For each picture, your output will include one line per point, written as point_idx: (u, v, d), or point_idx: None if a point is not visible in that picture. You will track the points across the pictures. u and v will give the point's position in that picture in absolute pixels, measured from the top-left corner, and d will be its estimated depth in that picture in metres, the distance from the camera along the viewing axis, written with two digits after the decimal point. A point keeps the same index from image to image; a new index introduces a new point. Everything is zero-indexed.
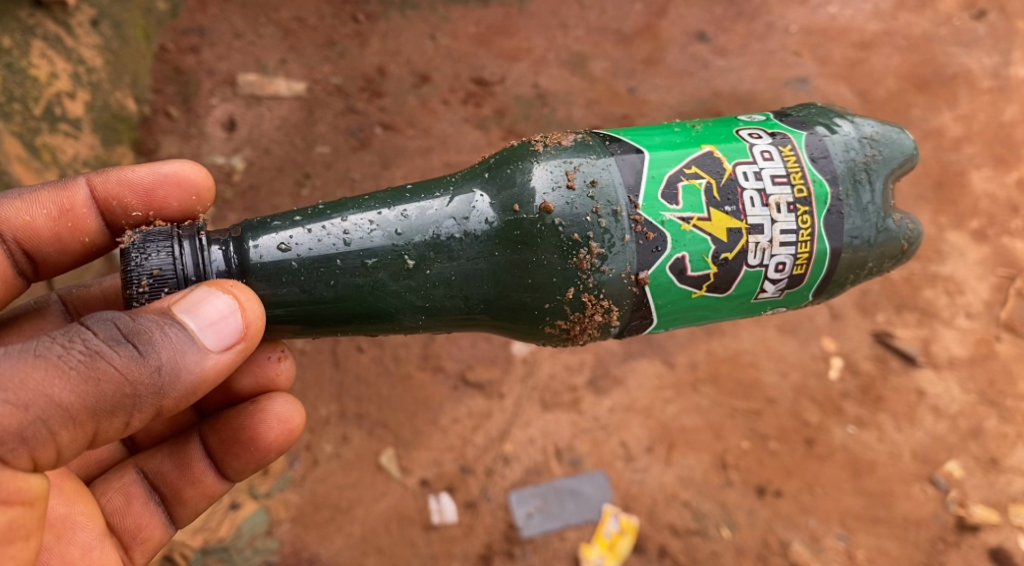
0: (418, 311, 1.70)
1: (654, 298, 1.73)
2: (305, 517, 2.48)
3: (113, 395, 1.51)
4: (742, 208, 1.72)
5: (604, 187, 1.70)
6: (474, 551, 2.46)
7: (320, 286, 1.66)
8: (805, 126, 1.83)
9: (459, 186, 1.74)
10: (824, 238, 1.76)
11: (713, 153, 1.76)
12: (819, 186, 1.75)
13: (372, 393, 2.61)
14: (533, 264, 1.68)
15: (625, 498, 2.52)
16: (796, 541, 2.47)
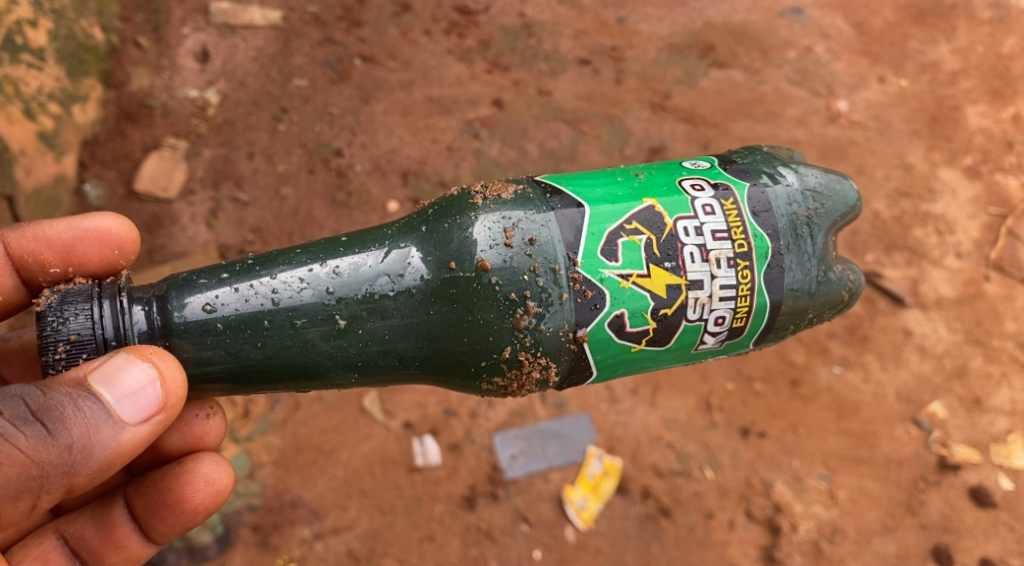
0: (348, 370, 1.59)
1: (593, 354, 1.62)
2: (288, 460, 2.47)
3: (17, 478, 1.42)
4: (684, 264, 1.61)
5: (543, 245, 1.59)
6: (457, 493, 2.45)
7: (247, 346, 1.55)
8: (747, 176, 1.71)
9: (394, 240, 1.62)
10: (764, 292, 1.65)
11: (659, 210, 1.63)
12: (759, 241, 1.64)
13: None
14: (469, 322, 1.57)
15: (609, 439, 2.51)
16: (779, 482, 2.47)
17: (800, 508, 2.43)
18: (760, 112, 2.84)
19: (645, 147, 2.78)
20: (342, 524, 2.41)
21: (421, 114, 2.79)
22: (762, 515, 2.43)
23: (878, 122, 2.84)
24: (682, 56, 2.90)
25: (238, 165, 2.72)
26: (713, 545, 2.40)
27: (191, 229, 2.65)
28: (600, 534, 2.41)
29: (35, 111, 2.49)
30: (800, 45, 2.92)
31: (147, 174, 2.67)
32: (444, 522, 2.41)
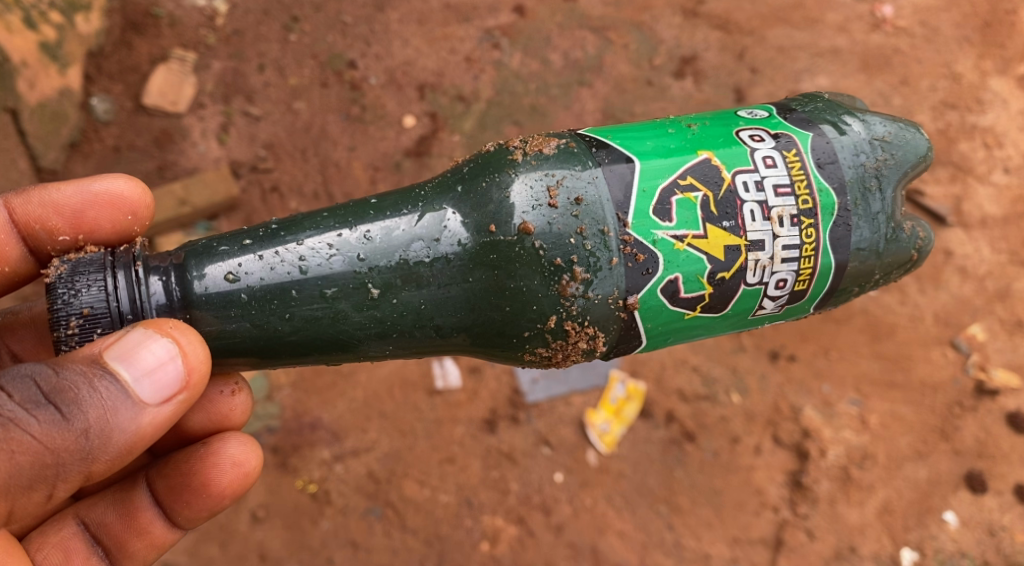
0: (383, 341, 1.48)
1: (644, 323, 1.51)
2: (306, 383, 2.41)
3: (31, 465, 1.35)
4: (744, 224, 1.49)
5: (590, 205, 1.47)
6: (478, 416, 2.38)
7: (273, 319, 1.44)
8: (810, 125, 1.59)
9: (429, 201, 1.50)
10: (829, 251, 1.53)
11: (717, 165, 1.51)
12: (825, 196, 1.52)
13: None
14: (511, 290, 1.46)
15: (633, 362, 2.43)
16: (807, 406, 2.39)
17: (829, 433, 2.35)
18: (800, 18, 2.67)
19: (676, 57, 2.64)
20: (363, 447, 2.35)
21: (438, 22, 2.63)
22: (789, 440, 2.36)
23: (926, 27, 2.66)
24: None
25: (250, 79, 2.58)
26: (739, 469, 2.33)
27: (202, 145, 2.53)
28: (623, 458, 2.35)
29: (36, 21, 2.34)
30: None
31: (155, 88, 2.52)
32: (464, 445, 2.35)
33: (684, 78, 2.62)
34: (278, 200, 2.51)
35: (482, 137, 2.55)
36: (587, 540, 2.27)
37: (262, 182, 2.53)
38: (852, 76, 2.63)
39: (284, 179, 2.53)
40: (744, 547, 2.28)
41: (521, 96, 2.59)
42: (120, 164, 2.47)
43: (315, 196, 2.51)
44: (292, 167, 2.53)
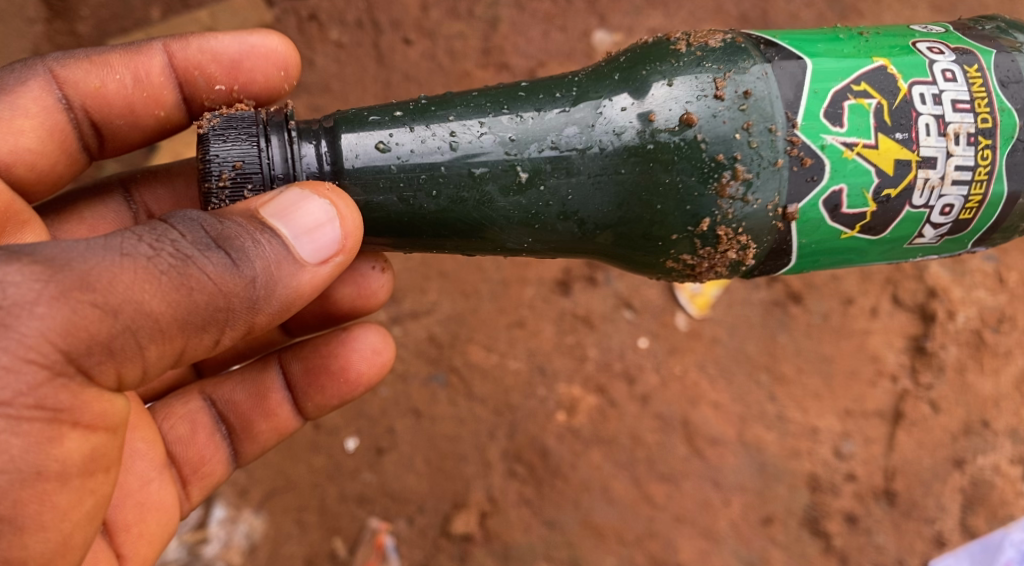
0: (523, 233, 1.18)
1: (799, 238, 1.21)
2: None
3: (204, 309, 1.08)
4: (926, 136, 1.18)
5: (759, 100, 1.16)
6: (550, 275, 2.06)
7: (422, 195, 1.16)
8: (994, 42, 1.25)
9: (582, 88, 1.19)
10: (1003, 178, 1.22)
11: (893, 72, 1.19)
12: (1006, 116, 1.20)
13: (424, 96, 2.12)
14: (664, 186, 1.16)
15: None
16: (935, 262, 2.05)
17: (959, 293, 2.02)
18: None
19: None
20: (422, 308, 2.07)
21: None
22: (911, 302, 2.03)
23: None
24: None
25: None
26: (852, 334, 2.02)
27: None
28: (717, 322, 2.03)
29: None
30: None
31: None
32: (535, 307, 2.05)
33: None
34: (317, 31, 2.18)
35: None
36: (676, 411, 1.96)
37: (299, 10, 2.18)
38: None
39: (323, 7, 2.18)
40: (858, 421, 1.97)
41: None
42: None
43: (359, 25, 2.17)
44: None
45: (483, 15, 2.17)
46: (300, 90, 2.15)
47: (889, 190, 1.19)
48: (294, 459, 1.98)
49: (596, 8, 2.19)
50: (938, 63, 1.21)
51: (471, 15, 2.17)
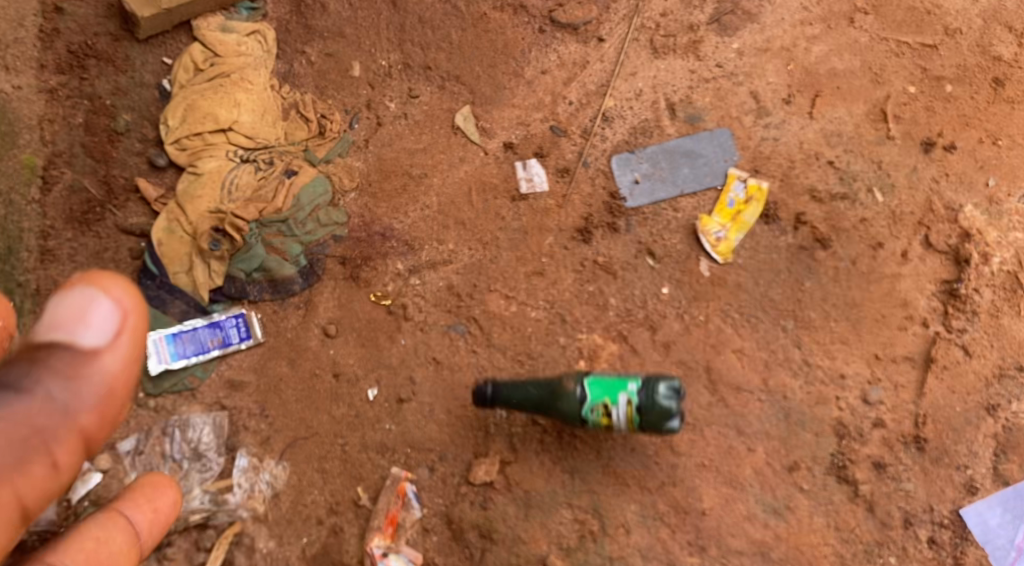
0: (536, 412, 1.82)
1: (591, 424, 1.77)
2: (373, 187, 2.05)
3: (12, 452, 1.18)
4: (617, 426, 1.77)
5: (586, 403, 1.74)
6: (571, 222, 2.02)
7: (524, 406, 1.83)
8: (642, 386, 1.74)
9: (540, 403, 1.80)
10: (631, 422, 1.75)
11: (581, 374, 1.79)
12: (636, 417, 1.74)
13: (441, 40, 2.12)
14: (553, 408, 1.79)
15: (755, 158, 2.04)
16: (969, 204, 1.99)
17: (995, 236, 1.96)
18: None
19: None
20: (440, 258, 2.00)
21: None
22: (944, 245, 1.97)
23: None
24: None
25: None
26: (881, 278, 1.96)
27: None
28: (742, 268, 1.97)
29: None
30: None
31: None
32: (555, 256, 1.99)
33: None
34: None
35: None
36: (699, 358, 1.92)
37: None
38: None
39: None
40: (887, 366, 1.92)
41: None
42: None
43: None
44: None
45: None
46: (313, 36, 2.11)
47: (598, 377, 1.77)
48: (315, 410, 1.93)
49: None
50: (624, 401, 1.73)
51: None
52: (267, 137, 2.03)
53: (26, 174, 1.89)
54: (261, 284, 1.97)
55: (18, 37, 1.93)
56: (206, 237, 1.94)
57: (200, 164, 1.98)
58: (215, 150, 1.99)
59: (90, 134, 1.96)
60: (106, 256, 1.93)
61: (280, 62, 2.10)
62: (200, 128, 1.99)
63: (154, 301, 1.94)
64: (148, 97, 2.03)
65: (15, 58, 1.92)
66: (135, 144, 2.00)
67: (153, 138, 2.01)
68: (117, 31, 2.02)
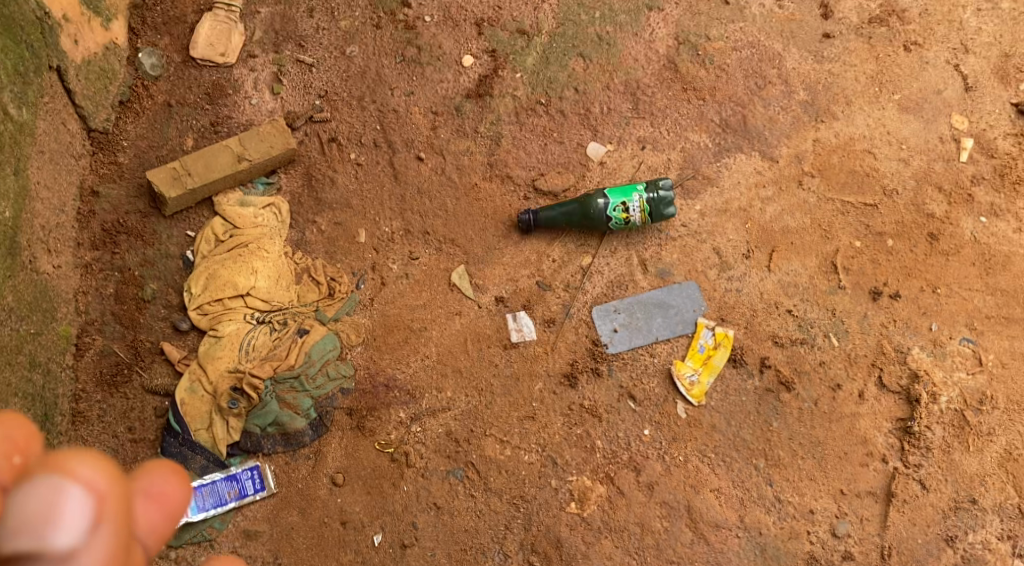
0: (571, 215, 2.25)
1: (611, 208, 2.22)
2: (378, 341, 2.22)
3: None
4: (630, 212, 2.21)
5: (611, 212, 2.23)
6: (557, 369, 2.20)
7: (568, 218, 2.26)
8: (615, 309, 2.24)
9: (572, 206, 2.25)
10: (638, 194, 2.21)
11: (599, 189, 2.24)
12: (635, 193, 2.22)
13: (437, 207, 2.32)
14: (579, 214, 2.25)
15: (721, 308, 2.24)
16: (915, 347, 2.21)
17: (941, 375, 2.18)
18: None
19: None
20: (440, 405, 2.17)
21: None
22: (896, 386, 2.18)
23: None
24: None
25: (300, 24, 2.45)
26: (842, 417, 2.16)
27: (256, 97, 2.39)
28: (714, 410, 2.17)
29: None
30: None
31: (203, 39, 2.40)
32: (545, 401, 2.17)
33: None
34: (337, 151, 2.36)
35: (547, 73, 2.42)
36: (680, 498, 2.11)
37: (320, 133, 2.38)
38: None
39: (342, 129, 2.38)
40: (852, 501, 2.11)
41: (586, 25, 2.45)
42: (172, 119, 2.35)
43: (375, 145, 2.37)
44: (350, 116, 2.39)
45: (487, 133, 2.38)
46: (323, 208, 2.32)
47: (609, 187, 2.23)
48: (324, 556, 2.08)
49: (589, 122, 2.39)
50: (632, 196, 2.21)
51: (476, 133, 2.38)
52: (282, 299, 2.22)
53: (63, 343, 2.11)
54: (274, 436, 2.13)
55: (60, 221, 2.15)
56: (225, 394, 2.12)
57: (220, 328, 2.17)
58: (234, 314, 2.18)
59: (120, 302, 2.20)
60: (133, 415, 2.14)
61: (293, 230, 2.30)
62: (220, 295, 2.19)
63: (176, 456, 2.11)
64: (173, 266, 2.25)
65: (57, 240, 2.13)
66: (161, 309, 2.21)
67: (177, 303, 2.22)
68: (146, 208, 2.26)
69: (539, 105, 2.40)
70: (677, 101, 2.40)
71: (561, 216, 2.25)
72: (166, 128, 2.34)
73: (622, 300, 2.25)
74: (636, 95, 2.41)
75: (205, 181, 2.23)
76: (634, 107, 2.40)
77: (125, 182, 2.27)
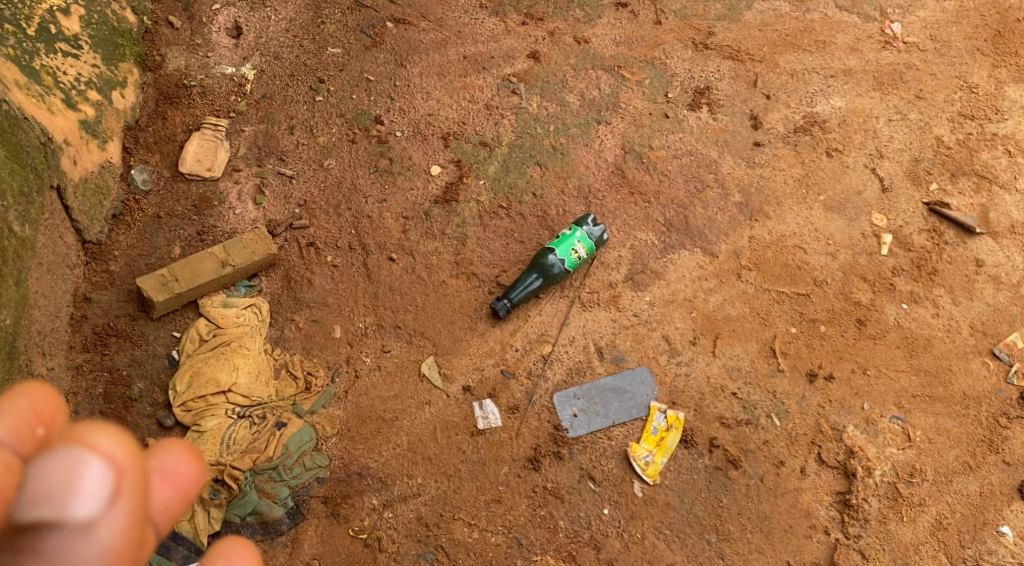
0: (540, 279, 2.46)
1: (565, 254, 2.46)
2: (351, 432, 2.35)
3: None
4: (580, 251, 2.47)
5: (567, 262, 2.46)
6: (522, 454, 2.35)
7: (537, 283, 2.46)
8: (576, 395, 2.41)
9: (534, 274, 2.46)
10: (575, 231, 2.49)
11: (542, 247, 2.49)
12: (572, 233, 2.48)
13: (407, 303, 2.50)
14: (546, 276, 2.46)
15: (671, 392, 2.42)
16: (850, 425, 2.40)
17: (875, 451, 2.37)
18: (810, 45, 2.93)
19: (690, 89, 2.83)
20: (410, 492, 2.30)
21: (458, 74, 2.83)
22: (835, 461, 2.36)
23: (921, 55, 2.94)
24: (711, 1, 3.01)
25: (281, 140, 2.70)
26: (786, 493, 2.32)
27: (239, 207, 2.59)
28: (668, 488, 2.32)
29: (75, 99, 2.50)
30: None
31: (191, 155, 2.62)
32: (510, 484, 2.31)
33: (699, 109, 2.79)
34: (314, 254, 2.55)
35: (507, 180, 2.66)
36: None
37: (299, 238, 2.56)
38: (867, 93, 2.84)
39: (319, 234, 2.57)
40: None
41: (542, 137, 2.73)
42: (162, 230, 2.54)
43: (350, 248, 2.56)
44: (326, 222, 2.59)
45: (453, 235, 2.58)
46: (301, 306, 2.49)
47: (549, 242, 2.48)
48: None
49: (547, 223, 2.60)
50: (572, 237, 2.48)
51: (443, 235, 2.58)
52: (262, 394, 2.36)
53: None
54: (253, 525, 2.23)
55: (55, 326, 2.33)
56: (208, 485, 2.24)
57: (203, 423, 2.30)
58: (216, 409, 2.32)
59: (108, 401, 2.34)
60: None
61: (272, 327, 2.46)
62: (203, 392, 2.32)
63: (159, 547, 2.19)
64: (159, 365, 2.39)
65: (51, 343, 2.30)
66: (147, 407, 2.34)
67: (162, 401, 2.35)
68: (135, 311, 2.44)
69: (501, 209, 2.61)
70: (625, 204, 2.64)
71: (530, 285, 2.45)
72: (156, 237, 2.53)
73: (583, 386, 2.42)
74: (589, 198, 2.64)
75: (191, 285, 2.40)
76: (587, 209, 2.62)
77: (116, 288, 2.46)
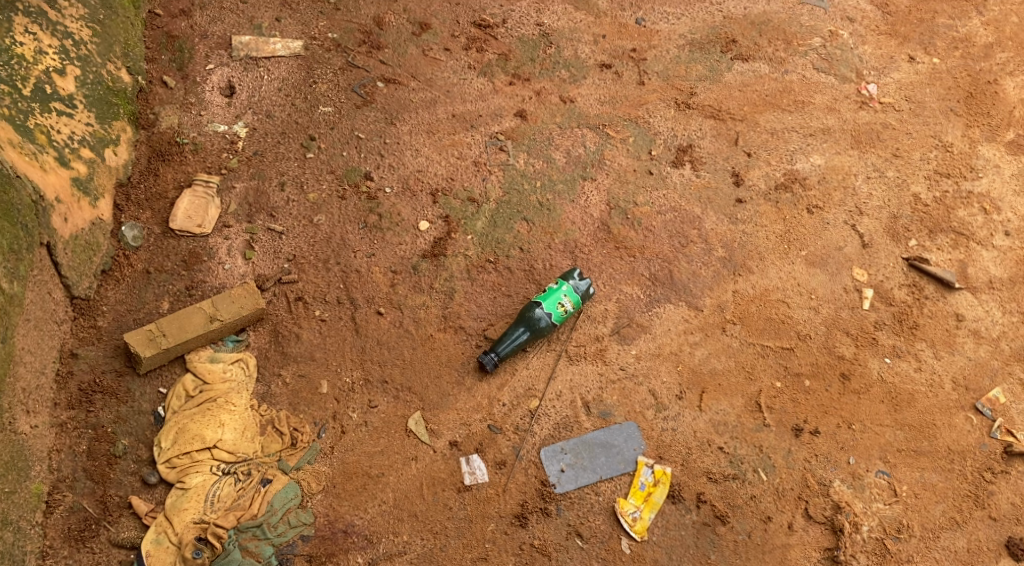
0: (528, 333, 2.47)
1: (553, 309, 2.48)
2: (337, 488, 2.34)
3: None
4: (568, 306, 2.50)
5: (556, 317, 2.49)
6: (509, 510, 2.34)
7: (525, 338, 2.47)
8: (564, 451, 2.41)
9: (522, 328, 2.47)
10: (564, 285, 2.51)
11: (530, 300, 2.50)
12: (560, 287, 2.51)
13: (395, 358, 2.50)
14: (534, 330, 2.47)
15: (658, 447, 2.42)
16: (836, 480, 2.40)
17: (861, 506, 2.37)
18: (789, 105, 3.01)
19: (673, 147, 2.89)
20: (396, 549, 2.29)
21: (446, 131, 2.88)
22: (821, 516, 2.36)
23: (898, 114, 3.02)
24: (692, 62, 3.09)
25: (271, 196, 2.72)
26: (774, 549, 2.32)
27: (229, 262, 2.61)
28: (656, 544, 2.31)
29: (68, 157, 2.53)
30: (811, 55, 3.14)
31: (182, 212, 2.65)
32: (497, 542, 2.30)
33: (683, 166, 2.85)
34: (303, 309, 2.56)
35: (494, 235, 2.69)
36: None
37: (288, 293, 2.58)
38: (845, 151, 2.91)
39: (308, 289, 2.59)
40: None
41: (529, 194, 2.77)
42: (150, 285, 2.56)
43: (338, 303, 2.57)
44: (315, 277, 2.61)
45: (441, 289, 2.60)
46: (288, 361, 2.48)
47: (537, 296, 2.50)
48: None
49: (534, 277, 2.63)
50: (562, 293, 2.50)
51: (431, 289, 2.60)
52: (247, 451, 2.35)
53: (35, 501, 2.23)
54: None
55: (40, 382, 2.33)
56: (191, 544, 2.22)
57: (187, 480, 2.29)
58: (201, 465, 2.31)
59: (92, 458, 2.33)
60: None
61: (259, 383, 2.45)
62: (188, 448, 2.31)
63: None
64: (144, 421, 2.39)
65: (36, 400, 2.30)
66: (131, 464, 2.33)
67: (146, 457, 2.34)
68: (122, 366, 2.44)
69: (488, 263, 2.64)
70: (611, 259, 2.67)
71: (519, 339, 2.46)
72: (145, 292, 2.55)
73: (572, 441, 2.42)
74: (575, 253, 2.68)
75: (179, 340, 2.41)
76: (573, 264, 2.66)
77: (103, 343, 2.46)
